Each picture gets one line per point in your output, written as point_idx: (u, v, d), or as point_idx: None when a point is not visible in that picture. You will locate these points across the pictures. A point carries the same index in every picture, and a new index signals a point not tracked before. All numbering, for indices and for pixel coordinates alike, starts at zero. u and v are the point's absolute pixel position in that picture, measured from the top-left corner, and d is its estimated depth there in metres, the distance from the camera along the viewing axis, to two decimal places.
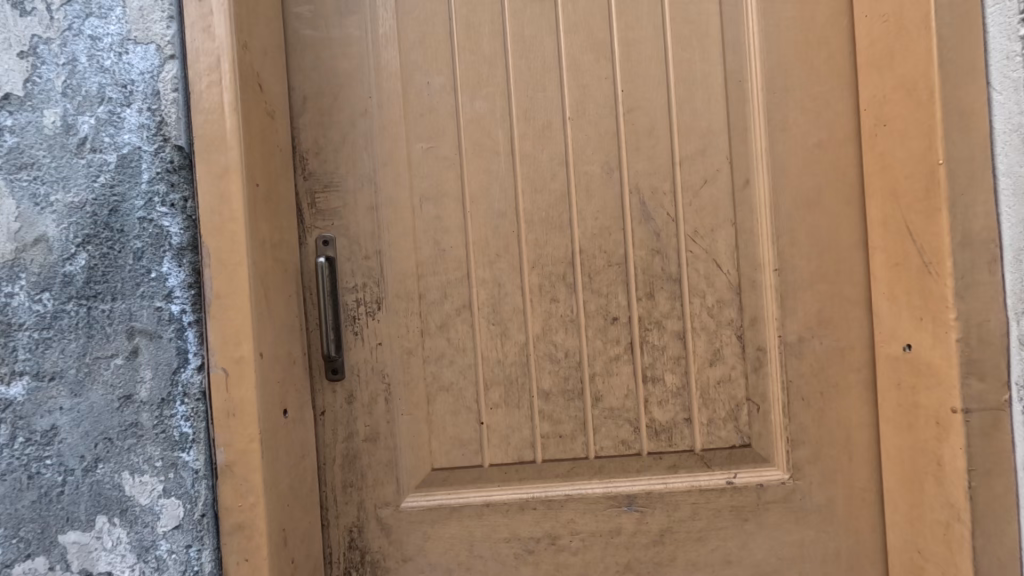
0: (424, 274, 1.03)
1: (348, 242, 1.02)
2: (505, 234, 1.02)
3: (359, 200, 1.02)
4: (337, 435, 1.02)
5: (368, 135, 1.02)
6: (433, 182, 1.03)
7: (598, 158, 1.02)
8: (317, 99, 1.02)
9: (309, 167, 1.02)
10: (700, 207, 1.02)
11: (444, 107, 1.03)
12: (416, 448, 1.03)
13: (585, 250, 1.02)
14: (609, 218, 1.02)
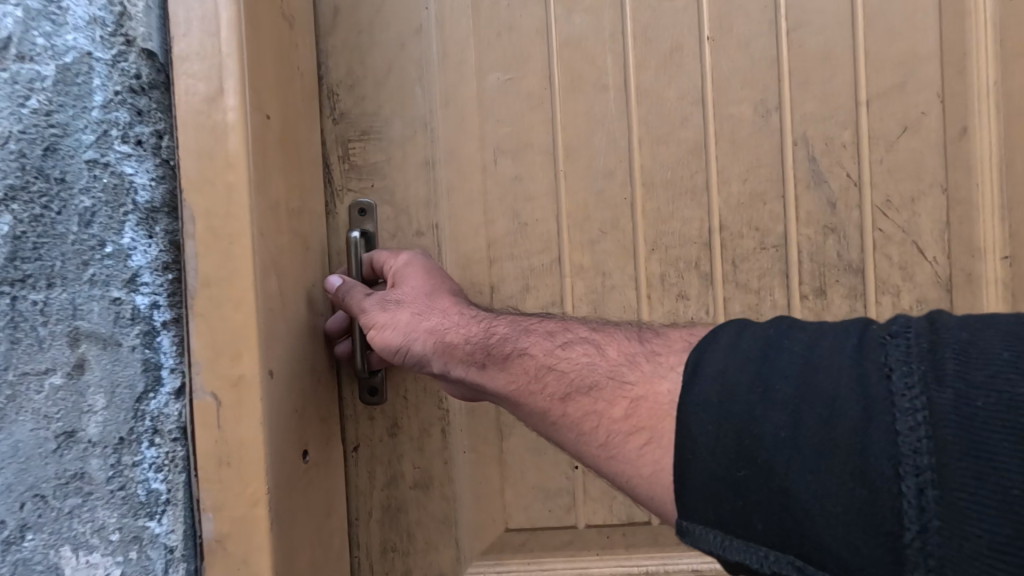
0: (499, 258, 0.73)
1: (393, 212, 0.73)
2: (613, 203, 0.73)
3: (409, 152, 0.73)
4: (375, 479, 0.74)
5: (422, 61, 0.73)
6: (514, 129, 0.73)
7: (748, 96, 0.72)
8: (353, 11, 0.73)
9: (342, 108, 0.73)
10: (896, 166, 0.71)
11: (530, 23, 0.73)
12: (485, 500, 0.74)
13: (728, 228, 0.72)
14: (764, 182, 0.72)
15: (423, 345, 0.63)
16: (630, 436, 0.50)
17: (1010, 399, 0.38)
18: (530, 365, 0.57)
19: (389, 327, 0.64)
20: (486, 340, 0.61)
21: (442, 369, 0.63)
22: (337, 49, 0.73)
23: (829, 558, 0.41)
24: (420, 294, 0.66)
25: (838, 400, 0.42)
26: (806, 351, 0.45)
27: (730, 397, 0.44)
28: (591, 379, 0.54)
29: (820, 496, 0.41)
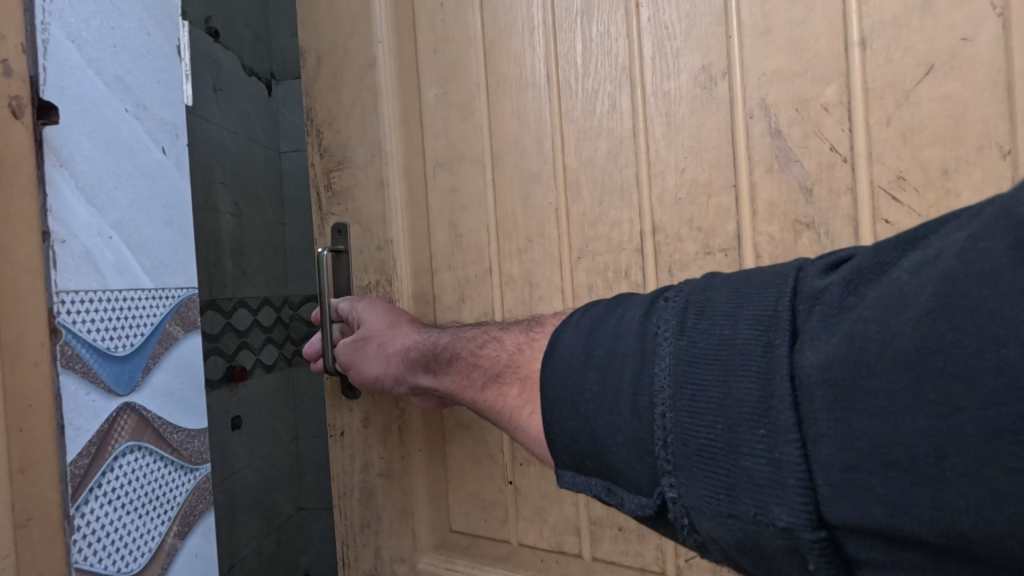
0: (440, 270, 0.76)
1: (361, 231, 0.81)
2: (538, 207, 0.68)
3: (370, 176, 0.80)
4: (352, 462, 0.84)
5: (376, 89, 0.79)
6: (450, 142, 0.74)
7: (688, 65, 0.58)
8: (328, 55, 0.82)
9: (324, 142, 0.83)
10: (914, 127, 0.49)
11: (461, 33, 0.73)
12: (436, 497, 0.79)
13: (663, 230, 0.60)
14: (708, 169, 0.57)
15: (395, 369, 0.70)
16: (522, 410, 0.53)
17: (718, 338, 0.36)
18: (461, 364, 0.62)
19: (366, 362, 0.72)
20: (428, 349, 0.67)
21: (413, 386, 0.69)
22: (317, 92, 0.83)
23: (625, 480, 0.39)
24: (383, 322, 0.73)
25: (626, 357, 0.40)
26: (614, 324, 0.43)
27: (568, 364, 0.43)
28: (499, 366, 0.57)
29: (612, 433, 0.39)
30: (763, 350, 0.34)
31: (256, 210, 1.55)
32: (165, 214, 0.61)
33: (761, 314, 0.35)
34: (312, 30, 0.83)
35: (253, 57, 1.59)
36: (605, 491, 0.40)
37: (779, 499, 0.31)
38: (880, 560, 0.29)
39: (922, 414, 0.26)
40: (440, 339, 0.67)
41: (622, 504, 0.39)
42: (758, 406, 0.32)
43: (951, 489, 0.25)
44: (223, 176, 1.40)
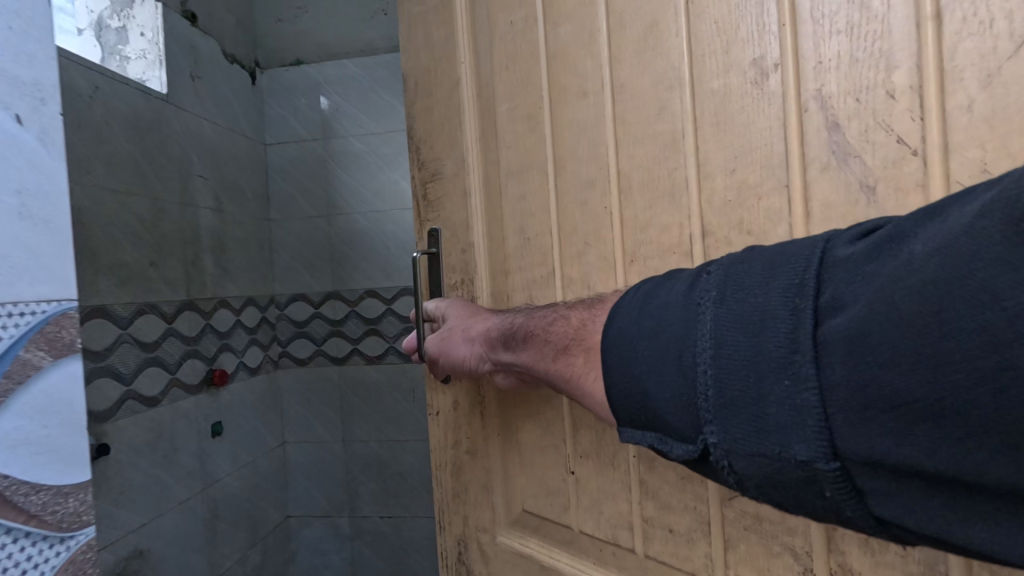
0: (512, 271, 0.82)
1: (450, 236, 0.90)
2: (595, 212, 0.70)
3: (456, 186, 0.88)
4: (446, 439, 0.94)
5: (460, 106, 0.86)
6: (519, 151, 0.79)
7: (738, 61, 0.55)
8: (424, 80, 0.91)
9: (420, 157, 0.93)
10: (1004, 111, 0.41)
11: (528, 47, 0.76)
12: (512, 477, 0.86)
13: (711, 234, 0.58)
14: (758, 169, 0.54)
15: (479, 350, 0.77)
16: (586, 376, 0.57)
17: (752, 302, 0.39)
18: (534, 338, 0.66)
19: (456, 346, 0.80)
20: (505, 328, 0.72)
21: (495, 361, 0.74)
22: (415, 111, 0.93)
23: (671, 430, 0.43)
24: (466, 312, 0.81)
25: (669, 323, 0.44)
26: (661, 292, 0.47)
27: (623, 332, 0.47)
28: (567, 338, 0.61)
29: (659, 389, 0.44)
30: (791, 312, 0.37)
31: (236, 203, 2.01)
32: (18, 183, 0.53)
33: (791, 280, 0.38)
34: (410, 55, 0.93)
35: (236, 47, 2.09)
36: (657, 441, 0.45)
37: (799, 437, 0.35)
38: (886, 484, 0.33)
39: (923, 364, 0.30)
40: (515, 318, 0.72)
41: (669, 452, 0.44)
42: (787, 360, 0.36)
43: (946, 423, 0.30)
44: (203, 170, 1.82)
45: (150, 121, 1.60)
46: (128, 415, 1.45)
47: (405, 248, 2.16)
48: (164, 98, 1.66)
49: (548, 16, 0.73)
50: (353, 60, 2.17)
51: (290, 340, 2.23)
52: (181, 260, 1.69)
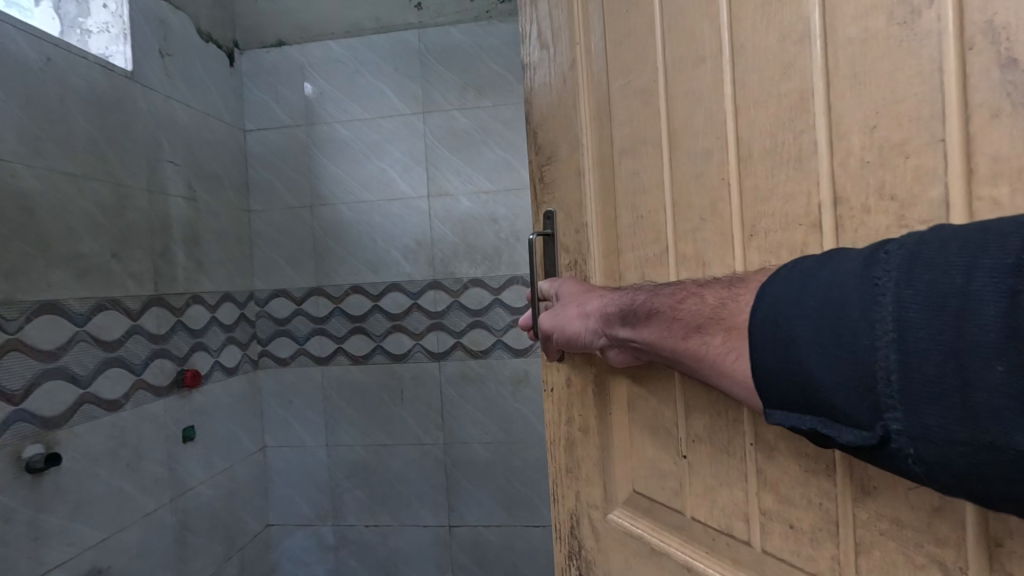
0: (624, 250, 0.85)
1: (564, 215, 0.97)
2: (711, 184, 0.70)
3: (570, 167, 0.95)
4: (560, 416, 1.02)
5: (575, 88, 0.93)
6: (631, 128, 0.82)
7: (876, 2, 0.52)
8: (540, 63, 0.99)
9: (537, 140, 1.02)
10: None
11: (644, 17, 0.79)
12: (623, 460, 0.91)
13: (846, 202, 0.55)
14: (904, 123, 0.50)
15: (595, 326, 0.84)
16: (721, 354, 0.63)
17: (943, 290, 0.45)
18: (659, 317, 0.71)
19: (571, 320, 0.87)
20: (624, 306, 0.78)
21: (611, 337, 0.81)
22: (534, 92, 1.02)
23: (842, 412, 0.52)
24: (580, 291, 0.89)
25: (844, 311, 0.51)
26: (832, 281, 0.53)
27: (786, 320, 0.56)
28: (699, 318, 0.66)
29: (830, 373, 0.52)
30: (989, 301, 0.42)
31: (201, 190, 2.64)
32: None
33: (994, 268, 0.42)
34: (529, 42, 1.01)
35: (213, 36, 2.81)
36: (822, 423, 0.54)
37: (999, 416, 0.42)
38: None
39: None
40: (635, 295, 0.77)
41: (838, 435, 0.53)
42: (983, 346, 0.42)
43: None
44: (173, 157, 2.45)
45: (112, 102, 2.12)
46: (87, 412, 1.94)
47: (391, 238, 2.92)
48: (128, 77, 2.20)
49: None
50: (335, 45, 2.96)
51: (220, 348, 2.74)
52: (149, 252, 2.27)
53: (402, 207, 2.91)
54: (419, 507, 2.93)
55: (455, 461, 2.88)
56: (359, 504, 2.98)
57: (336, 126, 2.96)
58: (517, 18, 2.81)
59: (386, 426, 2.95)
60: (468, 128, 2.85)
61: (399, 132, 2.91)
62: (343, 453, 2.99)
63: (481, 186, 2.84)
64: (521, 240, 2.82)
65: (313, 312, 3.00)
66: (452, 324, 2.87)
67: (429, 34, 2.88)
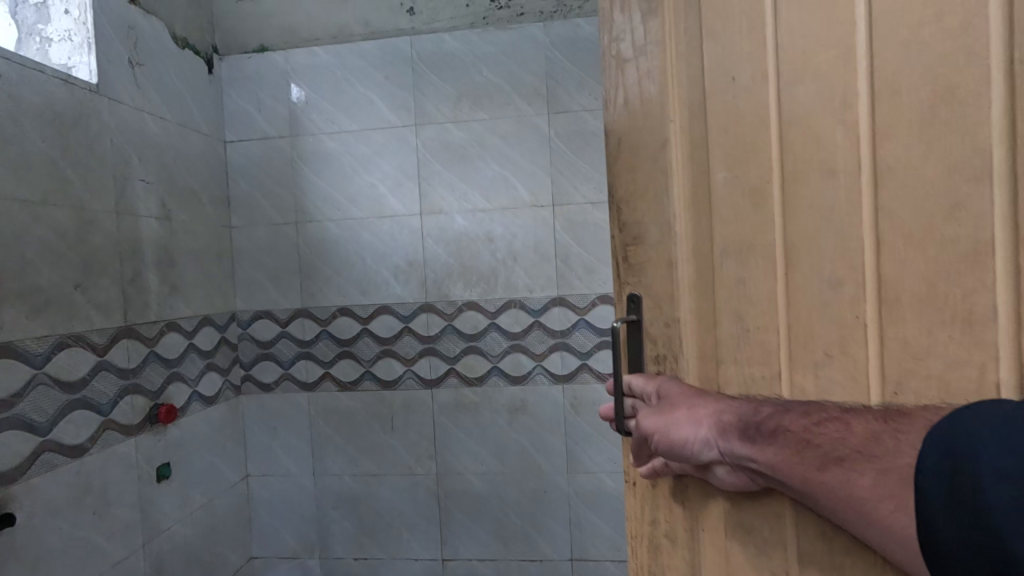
0: (727, 360, 0.90)
1: (652, 303, 0.99)
2: (837, 309, 0.79)
3: (661, 255, 0.98)
4: (643, 513, 1.05)
5: (668, 178, 0.96)
6: (740, 238, 0.88)
7: None
8: (626, 135, 1.01)
9: (622, 218, 1.03)
10: None
11: (759, 118, 0.84)
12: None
13: None
14: None
15: (708, 435, 0.86)
16: (871, 488, 0.69)
17: None
18: (793, 440, 0.77)
19: (677, 426, 0.89)
20: (748, 420, 0.83)
21: (727, 450, 0.84)
22: (619, 166, 1.03)
23: None
24: (686, 395, 0.91)
25: None
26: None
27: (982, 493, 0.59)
28: (843, 448, 0.72)
29: None
30: None
31: (176, 208, 2.45)
32: None
33: None
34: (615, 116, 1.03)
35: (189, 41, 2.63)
36: None
37: None
38: None
39: None
40: (761, 411, 0.83)
41: None
42: None
43: None
44: (144, 175, 2.26)
45: (74, 119, 1.93)
46: (48, 464, 1.78)
47: (376, 256, 2.77)
48: (94, 89, 2.02)
49: (784, 125, 0.82)
50: (321, 50, 2.78)
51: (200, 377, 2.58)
52: (119, 279, 2.10)
53: (392, 225, 2.75)
54: (411, 539, 2.80)
55: (448, 493, 2.76)
56: (347, 536, 2.84)
57: (323, 137, 2.79)
58: (516, 25, 2.65)
59: (374, 456, 2.80)
60: (462, 141, 2.70)
61: (389, 145, 2.74)
62: (330, 483, 2.84)
63: (476, 204, 2.69)
64: (519, 261, 2.67)
65: (298, 335, 2.84)
66: (445, 350, 2.73)
67: (421, 41, 2.71)
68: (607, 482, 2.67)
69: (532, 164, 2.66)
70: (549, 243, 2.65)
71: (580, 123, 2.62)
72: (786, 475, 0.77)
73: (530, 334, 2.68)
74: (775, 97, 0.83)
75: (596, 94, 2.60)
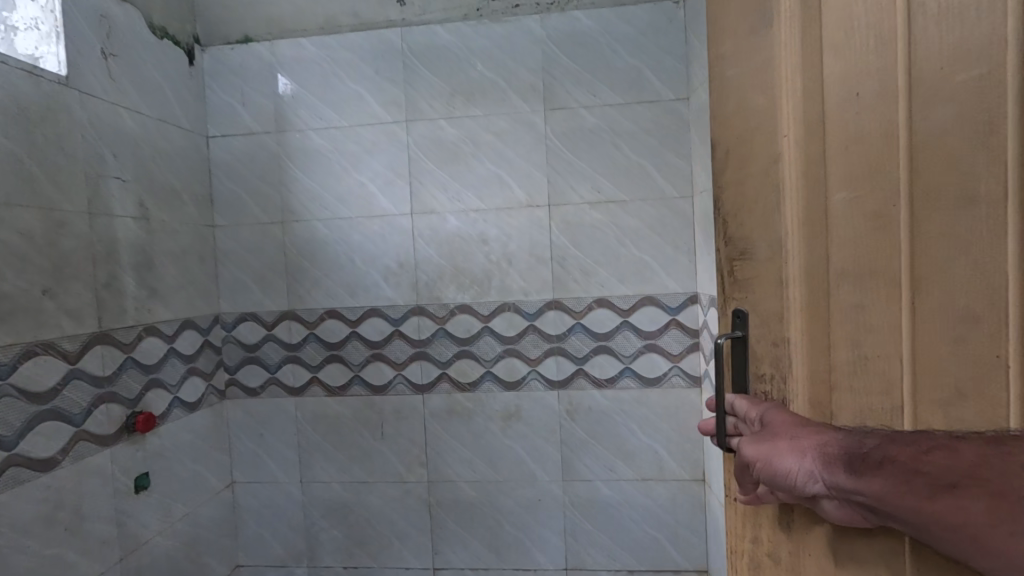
0: (838, 387, 0.91)
1: (760, 316, 1.07)
2: (974, 351, 0.73)
3: (772, 271, 1.03)
4: (751, 514, 1.13)
5: (780, 195, 1.00)
6: (861, 262, 0.87)
7: None
8: (738, 154, 1.11)
9: (731, 236, 1.15)
10: None
11: (880, 137, 0.83)
12: None
13: None
14: None
15: (811, 466, 0.87)
16: (985, 518, 0.67)
17: None
18: (900, 470, 0.76)
19: (780, 456, 0.91)
20: (850, 447, 0.83)
21: (833, 480, 0.84)
22: (730, 189, 1.14)
23: None
24: (788, 423, 0.94)
25: None
26: None
27: None
28: (951, 477, 0.71)
29: None
30: None
31: (156, 207, 2.35)
32: None
33: None
34: (729, 144, 1.14)
35: (172, 32, 2.52)
36: None
37: None
38: None
39: None
40: (863, 440, 0.83)
41: None
42: None
43: None
44: (120, 174, 2.16)
45: (41, 115, 1.82)
46: (15, 481, 1.68)
47: (366, 257, 2.67)
48: (63, 83, 1.91)
49: (914, 148, 0.78)
50: (309, 42, 2.66)
51: (179, 383, 2.46)
52: (93, 283, 2.00)
53: (383, 225, 2.65)
54: (402, 548, 2.73)
55: (440, 501, 2.69)
56: (337, 545, 2.76)
57: (310, 133, 2.68)
58: (512, 17, 2.54)
59: (364, 462, 2.72)
60: (455, 139, 2.60)
61: (379, 142, 2.64)
62: (319, 491, 2.76)
63: (470, 204, 2.60)
64: (514, 264, 2.58)
65: (285, 338, 2.74)
66: (437, 354, 2.65)
67: (412, 33, 2.60)
68: (603, 491, 2.61)
69: (527, 163, 2.56)
70: (546, 245, 2.56)
71: (578, 121, 2.52)
72: (895, 506, 0.76)
73: (525, 339, 2.59)
74: (904, 119, 0.79)
75: (595, 91, 2.51)
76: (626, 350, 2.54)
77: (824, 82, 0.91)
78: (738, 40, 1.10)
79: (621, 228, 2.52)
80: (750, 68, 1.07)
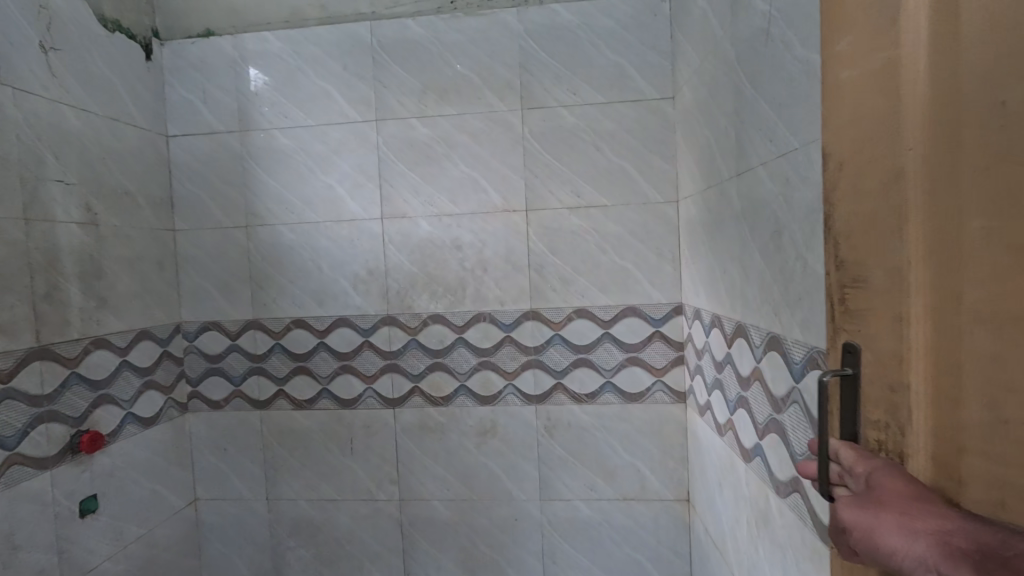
0: (972, 456, 0.68)
1: (874, 356, 0.85)
2: None
3: (889, 305, 0.81)
4: None
5: (899, 213, 0.77)
6: (1004, 303, 0.62)
7: None
8: (848, 158, 0.88)
9: (840, 257, 0.91)
10: None
11: None
12: None
13: None
14: None
15: (922, 553, 0.68)
16: None
17: None
18: None
19: (883, 530, 0.73)
20: (983, 540, 0.62)
21: None
22: (838, 205, 0.91)
23: None
24: (902, 493, 0.74)
25: None
26: None
27: None
28: None
29: None
30: None
31: (106, 212, 2.21)
32: None
33: None
34: (840, 151, 0.90)
35: (126, 24, 2.38)
36: None
37: None
38: None
39: None
40: (1003, 532, 0.61)
41: None
42: None
43: None
44: (62, 176, 2.01)
45: None
46: None
47: (333, 263, 2.53)
48: None
49: None
50: (273, 35, 2.51)
51: (132, 399, 2.32)
52: (31, 294, 1.86)
53: (352, 230, 2.51)
54: (372, 570, 2.60)
55: (412, 520, 2.56)
56: (304, 565, 2.63)
57: (275, 132, 2.53)
58: (487, 10, 2.40)
59: (333, 480, 2.59)
60: (428, 139, 2.45)
61: (348, 142, 2.50)
62: (286, 508, 2.63)
63: (443, 208, 2.46)
64: (489, 271, 2.44)
65: (249, 349, 2.60)
66: (409, 367, 2.51)
67: (382, 26, 2.45)
68: (583, 510, 2.48)
69: (503, 166, 2.42)
70: (523, 252, 2.43)
71: (557, 120, 2.38)
72: None
73: (501, 350, 2.46)
74: None
75: (574, 88, 2.37)
76: (607, 364, 2.41)
77: (958, 69, 0.67)
78: (853, 22, 0.85)
79: (602, 234, 2.39)
80: (870, 66, 0.82)
